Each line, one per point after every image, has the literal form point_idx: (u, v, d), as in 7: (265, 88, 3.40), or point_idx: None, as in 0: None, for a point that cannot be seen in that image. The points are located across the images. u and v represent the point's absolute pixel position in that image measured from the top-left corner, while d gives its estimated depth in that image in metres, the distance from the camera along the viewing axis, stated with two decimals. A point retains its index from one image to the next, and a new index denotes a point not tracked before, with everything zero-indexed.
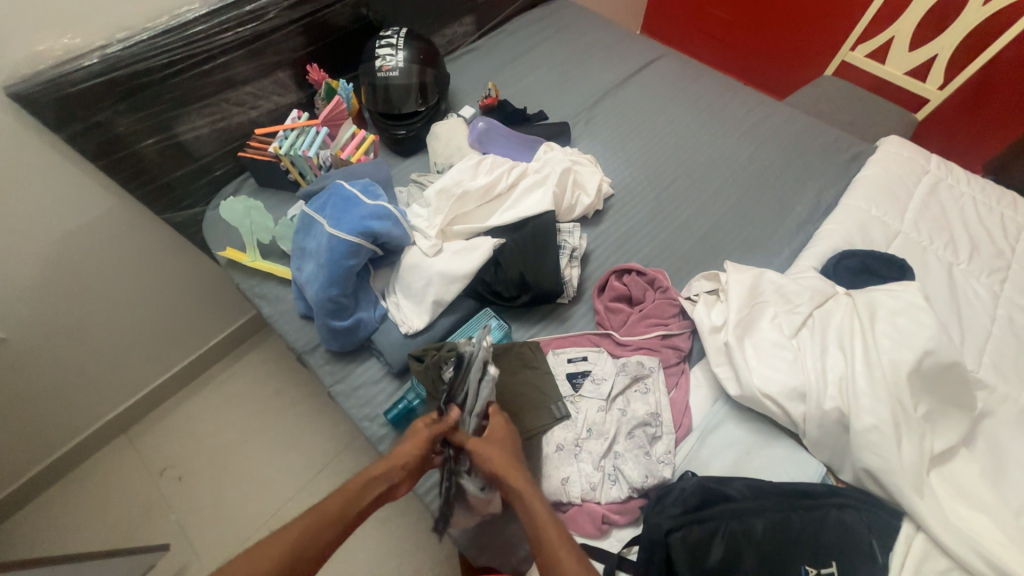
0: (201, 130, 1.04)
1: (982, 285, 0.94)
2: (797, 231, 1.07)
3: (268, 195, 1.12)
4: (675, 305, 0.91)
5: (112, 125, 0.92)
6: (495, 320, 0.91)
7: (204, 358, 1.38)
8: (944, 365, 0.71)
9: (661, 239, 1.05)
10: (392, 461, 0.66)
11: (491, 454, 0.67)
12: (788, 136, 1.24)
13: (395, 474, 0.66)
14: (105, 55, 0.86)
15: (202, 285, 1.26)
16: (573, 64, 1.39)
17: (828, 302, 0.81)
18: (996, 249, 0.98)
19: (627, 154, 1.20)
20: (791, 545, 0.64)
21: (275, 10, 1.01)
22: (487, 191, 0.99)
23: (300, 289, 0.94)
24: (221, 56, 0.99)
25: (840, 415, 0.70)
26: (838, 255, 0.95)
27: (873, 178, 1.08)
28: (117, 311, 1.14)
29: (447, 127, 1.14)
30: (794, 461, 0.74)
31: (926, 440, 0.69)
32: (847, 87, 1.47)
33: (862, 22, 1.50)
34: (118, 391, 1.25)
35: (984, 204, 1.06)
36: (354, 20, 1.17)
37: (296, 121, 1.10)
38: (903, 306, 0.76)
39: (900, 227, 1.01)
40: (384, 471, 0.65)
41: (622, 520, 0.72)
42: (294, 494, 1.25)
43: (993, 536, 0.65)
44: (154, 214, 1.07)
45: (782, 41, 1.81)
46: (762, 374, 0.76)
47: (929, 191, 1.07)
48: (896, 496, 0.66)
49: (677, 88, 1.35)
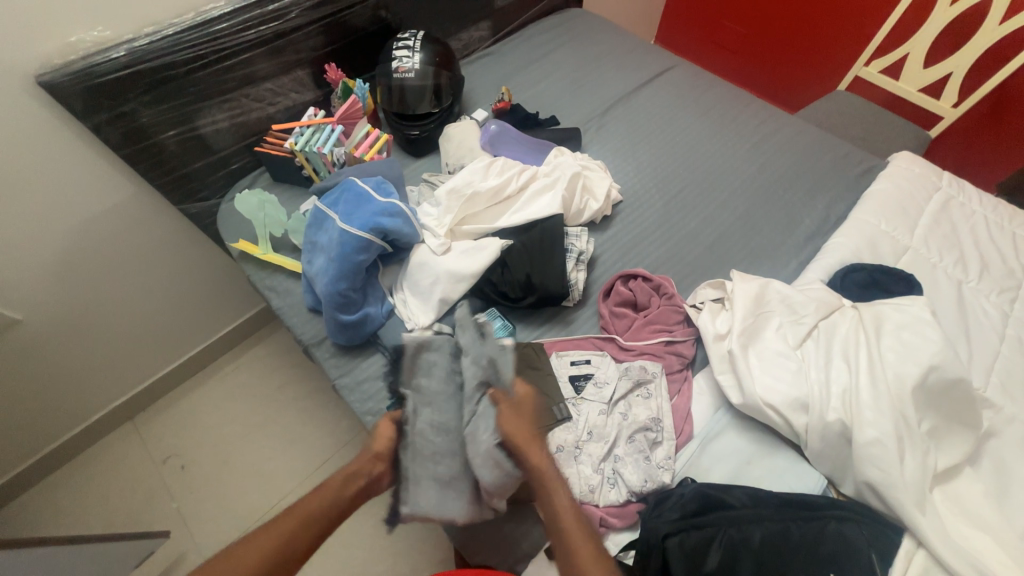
0: (220, 124, 1.06)
1: (992, 304, 0.93)
2: (806, 243, 1.07)
3: (282, 190, 1.14)
4: (680, 313, 0.91)
5: (136, 115, 0.94)
6: (500, 320, 0.92)
7: (212, 349, 1.40)
8: (949, 381, 0.71)
9: (668, 246, 1.06)
10: (367, 455, 0.70)
11: (511, 426, 0.69)
12: (799, 148, 1.24)
13: (373, 468, 0.69)
14: (133, 48, 0.89)
15: (213, 277, 1.28)
16: (586, 71, 1.40)
17: (834, 314, 0.81)
18: (1007, 268, 0.98)
19: (637, 161, 1.21)
20: (789, 556, 0.63)
21: (296, 11, 1.03)
22: (496, 192, 1.00)
23: (310, 282, 0.95)
24: (244, 52, 1.01)
25: (843, 427, 0.70)
26: (846, 268, 0.95)
27: (883, 193, 1.08)
28: (131, 299, 1.16)
29: (460, 128, 1.15)
30: (795, 472, 0.74)
31: (930, 456, 0.69)
32: (860, 103, 1.47)
33: (877, 38, 1.50)
34: (128, 377, 1.27)
35: (997, 223, 1.05)
36: (372, 22, 1.19)
37: (312, 119, 1.12)
38: (909, 321, 0.75)
39: (910, 243, 1.01)
40: (362, 465, 0.68)
41: (619, 524, 0.72)
42: (295, 487, 1.26)
43: (996, 557, 0.64)
44: (170, 205, 1.09)
45: (796, 55, 1.82)
46: (765, 383, 0.76)
47: (941, 209, 1.06)
48: (897, 511, 0.66)
49: (689, 97, 1.36)
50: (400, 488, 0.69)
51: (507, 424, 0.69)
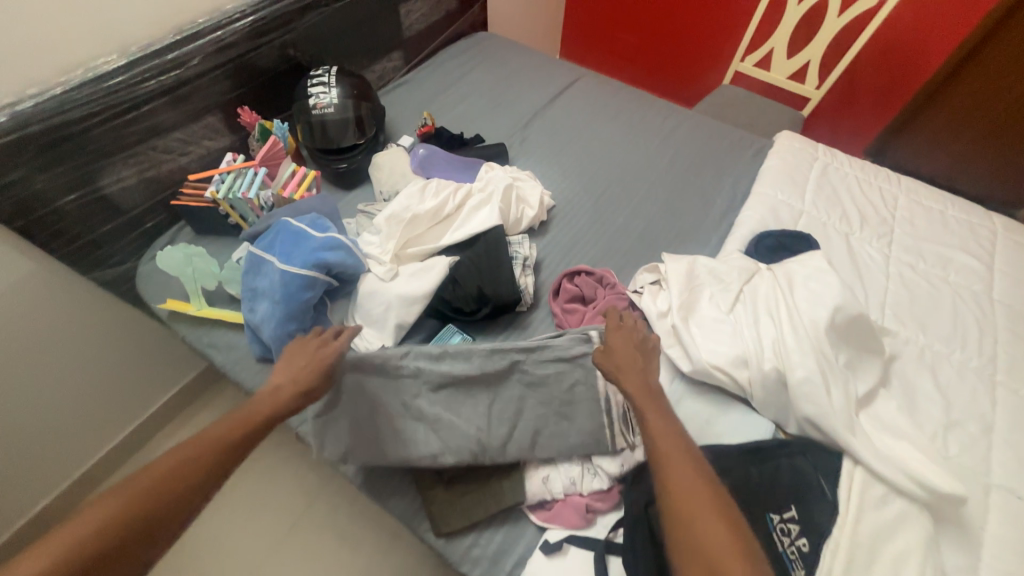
0: (128, 180, 0.99)
1: (874, 249, 1.09)
2: (721, 221, 1.19)
3: (208, 242, 1.08)
4: (624, 299, 0.97)
5: (29, 182, 0.85)
6: (458, 334, 0.94)
7: (148, 426, 1.25)
8: (854, 318, 0.82)
9: (603, 242, 1.13)
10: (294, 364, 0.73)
11: (612, 361, 0.74)
12: (700, 138, 1.38)
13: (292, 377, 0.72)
14: (16, 111, 0.81)
15: (141, 345, 1.16)
16: (502, 90, 1.48)
17: (754, 277, 0.91)
18: (881, 217, 1.15)
19: (562, 167, 1.29)
20: (757, 497, 0.70)
21: (199, 57, 1.01)
22: (436, 213, 1.02)
23: (254, 330, 0.90)
24: (146, 104, 0.96)
25: (779, 373, 0.78)
26: (756, 236, 1.07)
27: (774, 168, 1.24)
28: (41, 386, 1.01)
29: (388, 155, 1.17)
30: (746, 422, 0.82)
31: (849, 384, 0.79)
32: (743, 93, 1.67)
33: (746, 38, 1.72)
34: (49, 475, 1.10)
35: (866, 180, 1.24)
36: (281, 61, 1.18)
37: (232, 164, 1.08)
38: (813, 272, 0.86)
39: (803, 207, 1.16)
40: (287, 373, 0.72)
41: (604, 506, 0.75)
42: (267, 556, 1.17)
43: (917, 458, 0.75)
44: (80, 276, 1.00)
45: (682, 59, 2.03)
46: (709, 348, 0.83)
47: (821, 175, 1.23)
48: (833, 436, 0.75)
49: (599, 104, 1.47)
50: (376, 483, 0.81)
51: (613, 359, 0.74)
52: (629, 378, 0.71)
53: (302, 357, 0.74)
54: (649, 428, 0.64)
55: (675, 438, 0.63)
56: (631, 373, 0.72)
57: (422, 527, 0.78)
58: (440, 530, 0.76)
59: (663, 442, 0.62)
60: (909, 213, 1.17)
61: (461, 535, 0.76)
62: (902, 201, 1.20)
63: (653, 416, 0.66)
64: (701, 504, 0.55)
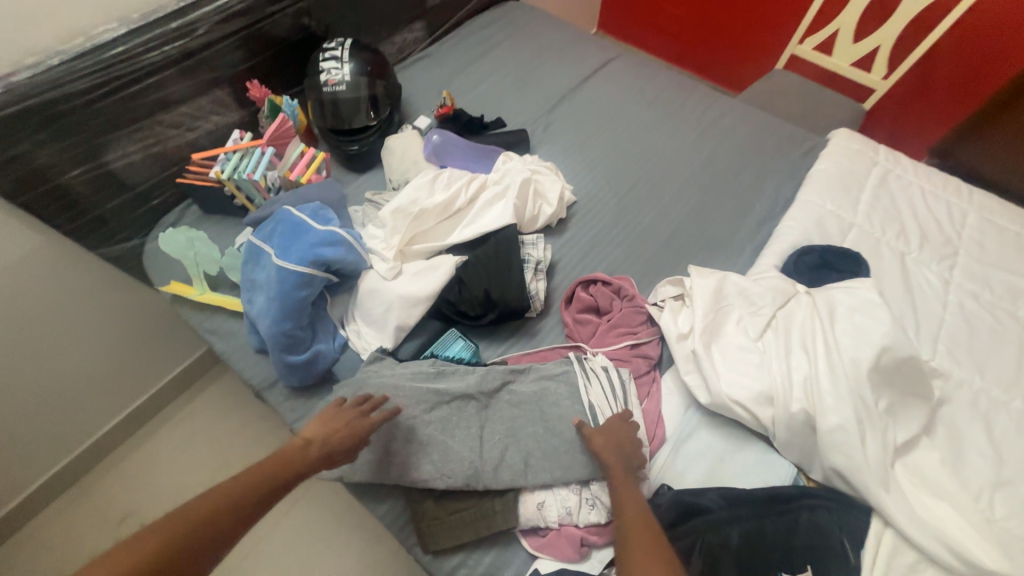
0: (133, 156, 0.96)
1: (933, 273, 0.97)
2: (758, 229, 1.08)
3: (214, 222, 1.05)
4: (642, 313, 0.90)
5: (30, 157, 0.83)
6: (461, 340, 0.88)
7: (159, 397, 1.26)
8: (902, 360, 0.72)
9: (626, 246, 1.05)
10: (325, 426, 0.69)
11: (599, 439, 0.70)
12: (744, 132, 1.25)
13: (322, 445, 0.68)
14: (14, 84, 0.78)
15: (151, 320, 1.16)
16: (530, 68, 1.37)
17: (790, 302, 0.82)
18: (945, 236, 1.02)
19: (587, 159, 1.19)
20: (769, 553, 0.64)
21: (205, 26, 0.94)
22: (446, 207, 0.95)
23: (253, 323, 0.88)
24: (150, 76, 0.92)
25: (807, 416, 0.71)
26: (797, 251, 0.96)
27: (825, 172, 1.11)
28: (52, 357, 1.02)
29: (401, 139, 1.10)
30: (766, 464, 0.74)
31: (888, 433, 0.71)
32: (798, 80, 1.50)
33: (808, 16, 1.53)
34: (64, 440, 1.13)
35: (932, 191, 1.10)
36: (295, 31, 1.11)
37: (239, 142, 1.04)
38: (860, 304, 0.76)
39: (855, 220, 1.04)
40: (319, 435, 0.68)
41: (601, 541, 0.70)
42: None
43: (958, 525, 0.67)
44: (87, 251, 0.98)
45: (732, 37, 1.85)
46: (730, 380, 0.76)
47: (879, 183, 1.10)
48: (863, 492, 0.67)
49: (634, 88, 1.35)
50: (367, 492, 0.78)
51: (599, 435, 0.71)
52: (611, 463, 0.68)
53: (335, 421, 0.70)
54: (628, 525, 0.61)
55: (652, 538, 0.59)
56: (613, 452, 0.69)
57: (410, 541, 0.75)
58: (428, 548, 0.72)
59: (644, 542, 0.59)
60: (978, 233, 1.04)
61: (450, 555, 0.73)
62: (972, 218, 1.06)
63: (636, 513, 0.62)
64: (637, 534, 0.60)
